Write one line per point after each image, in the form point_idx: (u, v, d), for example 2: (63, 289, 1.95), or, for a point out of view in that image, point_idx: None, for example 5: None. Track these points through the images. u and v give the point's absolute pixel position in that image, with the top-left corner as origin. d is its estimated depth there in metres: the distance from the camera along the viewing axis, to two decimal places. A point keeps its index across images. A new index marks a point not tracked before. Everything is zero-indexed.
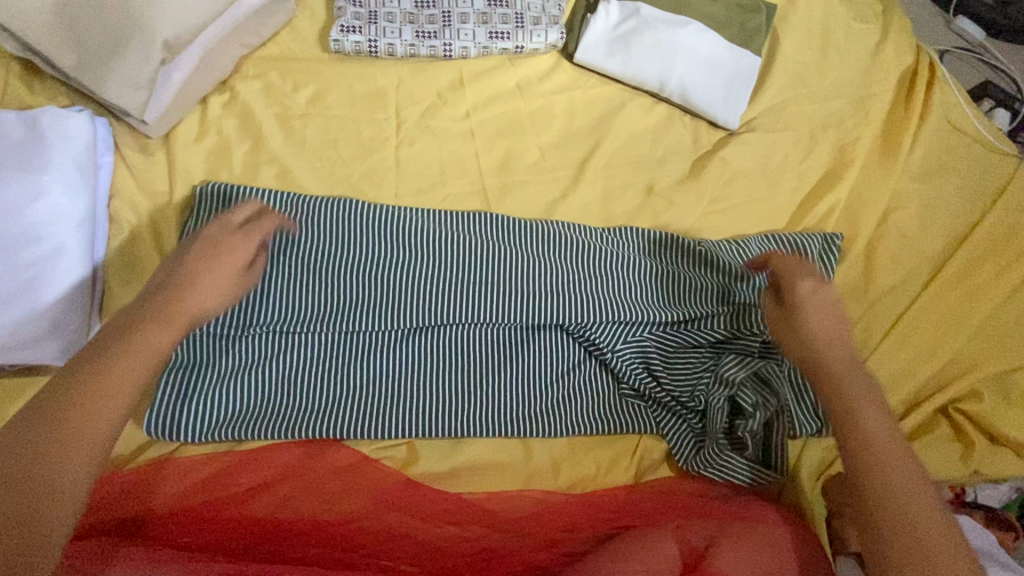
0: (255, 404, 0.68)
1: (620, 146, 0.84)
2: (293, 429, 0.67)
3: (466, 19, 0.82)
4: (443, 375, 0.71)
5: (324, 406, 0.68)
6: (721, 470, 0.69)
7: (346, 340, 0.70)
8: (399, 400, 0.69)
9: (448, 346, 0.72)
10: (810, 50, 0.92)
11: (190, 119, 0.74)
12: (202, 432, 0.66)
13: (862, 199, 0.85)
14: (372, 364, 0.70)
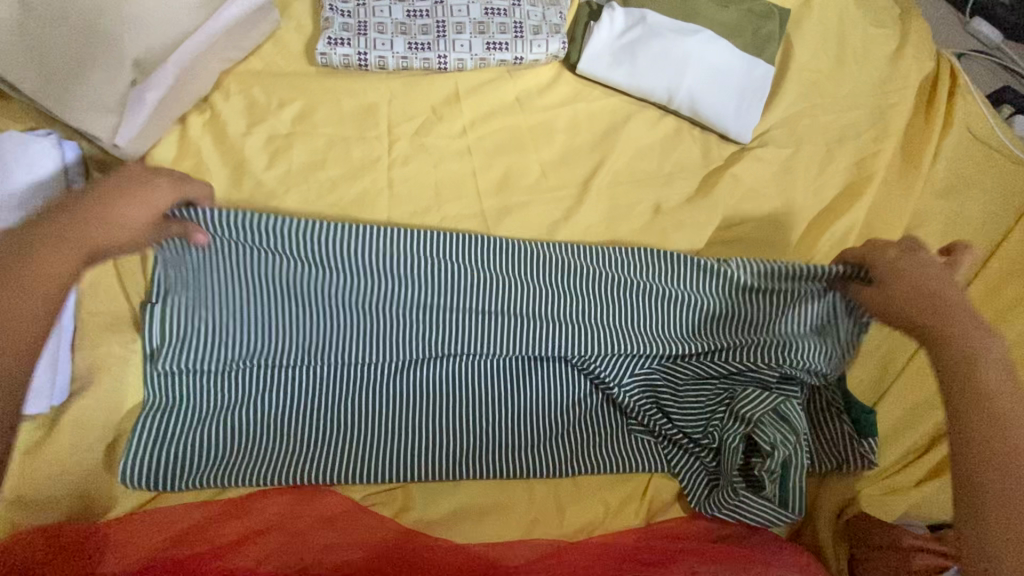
0: (236, 446, 0.63)
1: (626, 162, 0.79)
2: (276, 475, 0.63)
3: (462, 29, 0.77)
4: (439, 411, 0.67)
5: (312, 447, 0.64)
6: (741, 511, 0.65)
7: (336, 375, 0.67)
8: (392, 439, 0.65)
9: (444, 381, 0.68)
10: (825, 57, 0.87)
11: (167, 140, 0.70)
12: (178, 483, 0.62)
13: (882, 216, 0.81)
14: (363, 403, 0.66)
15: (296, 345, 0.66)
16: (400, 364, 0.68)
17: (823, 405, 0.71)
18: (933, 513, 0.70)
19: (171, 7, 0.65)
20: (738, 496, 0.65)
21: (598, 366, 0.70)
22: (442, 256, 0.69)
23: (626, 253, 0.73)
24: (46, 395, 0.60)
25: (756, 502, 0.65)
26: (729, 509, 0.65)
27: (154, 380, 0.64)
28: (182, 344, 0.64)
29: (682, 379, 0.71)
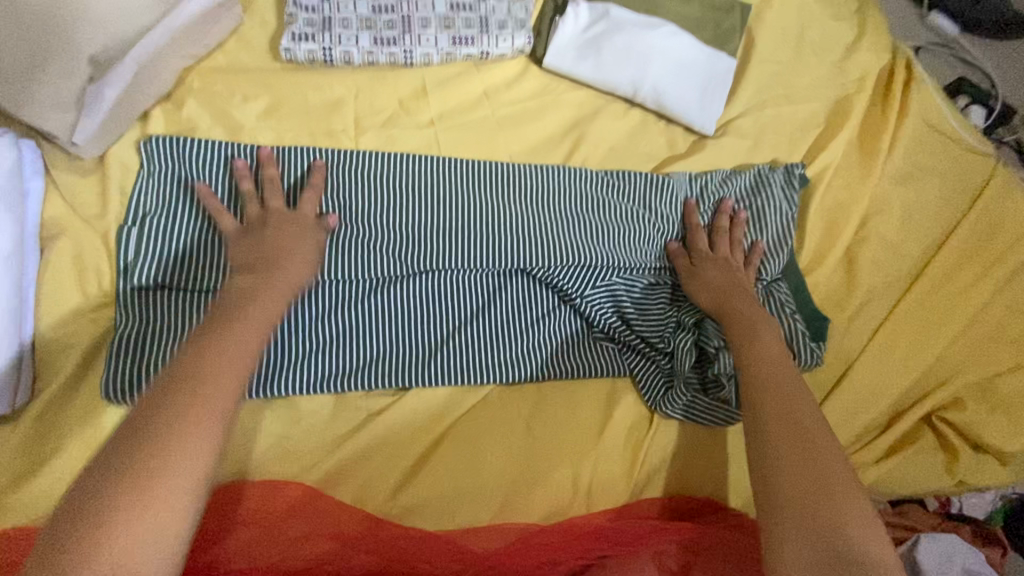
0: None
1: (592, 154, 0.81)
2: (249, 385, 0.64)
3: (428, 24, 0.78)
4: (414, 316, 0.69)
5: (292, 361, 0.66)
6: (692, 412, 0.71)
7: (311, 292, 0.68)
8: (371, 350, 0.68)
9: (419, 294, 0.70)
10: (786, 50, 0.90)
11: (129, 136, 0.69)
12: None
13: (841, 204, 0.83)
14: (331, 320, 0.67)
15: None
16: (375, 279, 0.69)
17: (774, 302, 0.76)
18: (890, 488, 0.73)
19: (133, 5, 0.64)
20: (689, 395, 0.71)
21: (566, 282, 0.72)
22: (404, 179, 0.73)
23: (576, 175, 0.78)
24: (8, 397, 0.59)
25: (706, 402, 0.71)
26: (683, 410, 0.71)
27: (126, 297, 0.64)
28: (160, 259, 0.65)
29: (637, 257, 0.76)
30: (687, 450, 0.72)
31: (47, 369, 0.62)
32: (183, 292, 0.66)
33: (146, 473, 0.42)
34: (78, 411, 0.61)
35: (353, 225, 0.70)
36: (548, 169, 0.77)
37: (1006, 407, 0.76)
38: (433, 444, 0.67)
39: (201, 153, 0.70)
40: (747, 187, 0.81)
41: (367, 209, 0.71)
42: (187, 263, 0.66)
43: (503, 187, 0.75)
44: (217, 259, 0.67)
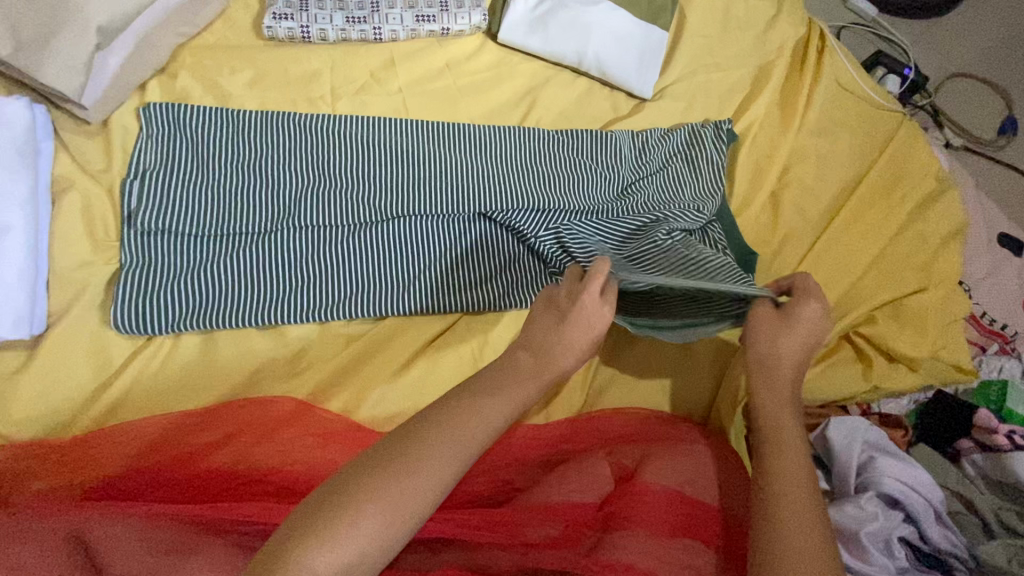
0: (199, 299, 0.72)
1: (544, 116, 0.91)
2: (239, 315, 0.73)
3: (393, 4, 0.88)
4: (387, 255, 0.78)
5: (279, 295, 0.74)
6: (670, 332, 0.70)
7: (296, 236, 0.76)
8: (350, 285, 0.76)
9: (389, 236, 0.78)
10: (713, 25, 1.02)
11: (130, 104, 0.78)
12: (155, 327, 0.70)
13: (765, 155, 0.94)
14: (309, 259, 0.76)
15: (262, 213, 0.77)
16: (351, 223, 0.78)
17: (712, 236, 0.83)
18: (815, 395, 0.83)
19: None
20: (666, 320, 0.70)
21: (523, 222, 0.79)
22: (372, 139, 0.82)
23: (526, 134, 0.87)
24: (27, 323, 0.67)
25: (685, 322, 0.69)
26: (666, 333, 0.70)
27: (130, 240, 0.72)
28: (160, 207, 0.74)
29: (587, 203, 0.84)
30: (637, 365, 0.81)
31: (61, 303, 0.70)
32: (178, 237, 0.74)
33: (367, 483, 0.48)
34: (94, 340, 0.70)
35: (327, 179, 0.79)
36: (501, 130, 0.87)
37: (915, 321, 0.87)
38: (410, 364, 0.75)
39: (197, 119, 0.79)
40: (682, 143, 0.91)
41: (345, 167, 0.80)
42: (180, 212, 0.74)
43: (466, 146, 0.85)
44: (211, 207, 0.75)
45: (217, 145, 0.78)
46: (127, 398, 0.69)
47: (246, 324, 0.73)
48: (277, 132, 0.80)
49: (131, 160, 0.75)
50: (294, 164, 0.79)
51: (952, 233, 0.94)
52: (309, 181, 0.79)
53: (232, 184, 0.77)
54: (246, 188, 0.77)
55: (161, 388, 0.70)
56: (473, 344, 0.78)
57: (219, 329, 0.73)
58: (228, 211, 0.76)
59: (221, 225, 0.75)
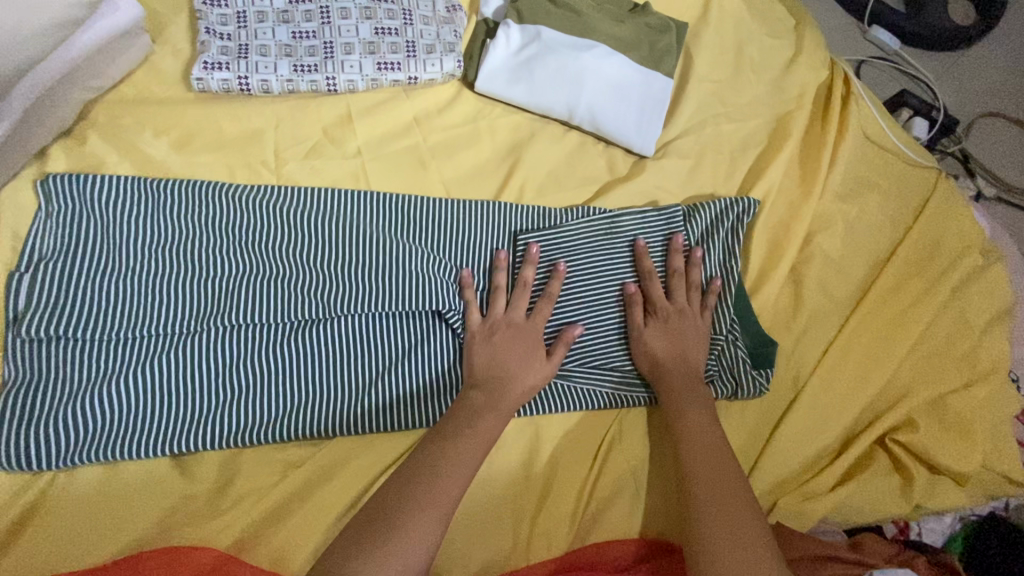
0: (87, 423, 0.58)
1: (530, 180, 0.78)
2: (138, 444, 0.59)
3: (351, 50, 0.75)
4: (338, 362, 0.64)
5: (190, 416, 0.61)
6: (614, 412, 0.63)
7: (215, 340, 0.63)
8: (289, 400, 0.63)
9: (327, 340, 0.65)
10: (723, 68, 0.89)
11: (26, 175, 0.65)
12: (34, 462, 0.57)
13: (783, 222, 0.82)
14: (228, 368, 0.62)
15: (175, 311, 0.63)
16: (282, 324, 0.64)
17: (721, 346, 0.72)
18: (847, 516, 0.71)
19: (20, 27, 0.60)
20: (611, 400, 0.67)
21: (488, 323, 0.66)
22: (313, 217, 0.69)
23: (498, 208, 0.74)
24: None
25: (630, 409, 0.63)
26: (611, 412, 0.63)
27: (14, 350, 0.59)
28: (52, 305, 0.60)
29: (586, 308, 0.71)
30: (637, 485, 0.68)
31: None
32: (67, 344, 0.60)
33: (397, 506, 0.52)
34: None
35: (255, 268, 0.66)
36: (468, 202, 0.74)
37: (961, 424, 0.74)
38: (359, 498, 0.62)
39: (108, 193, 0.65)
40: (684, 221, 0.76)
41: (291, 251, 0.67)
42: (70, 311, 0.60)
43: (438, 225, 0.72)
44: (118, 305, 0.62)
45: (130, 225, 0.65)
46: (2, 553, 0.55)
47: (148, 455, 0.59)
48: (197, 207, 0.67)
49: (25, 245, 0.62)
50: (216, 249, 0.65)
51: (998, 314, 0.81)
52: (235, 271, 0.65)
53: (139, 275, 0.63)
54: (156, 279, 0.63)
55: (44, 540, 0.56)
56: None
57: (125, 459, 0.60)
58: (131, 309, 0.62)
59: (129, 327, 0.61)
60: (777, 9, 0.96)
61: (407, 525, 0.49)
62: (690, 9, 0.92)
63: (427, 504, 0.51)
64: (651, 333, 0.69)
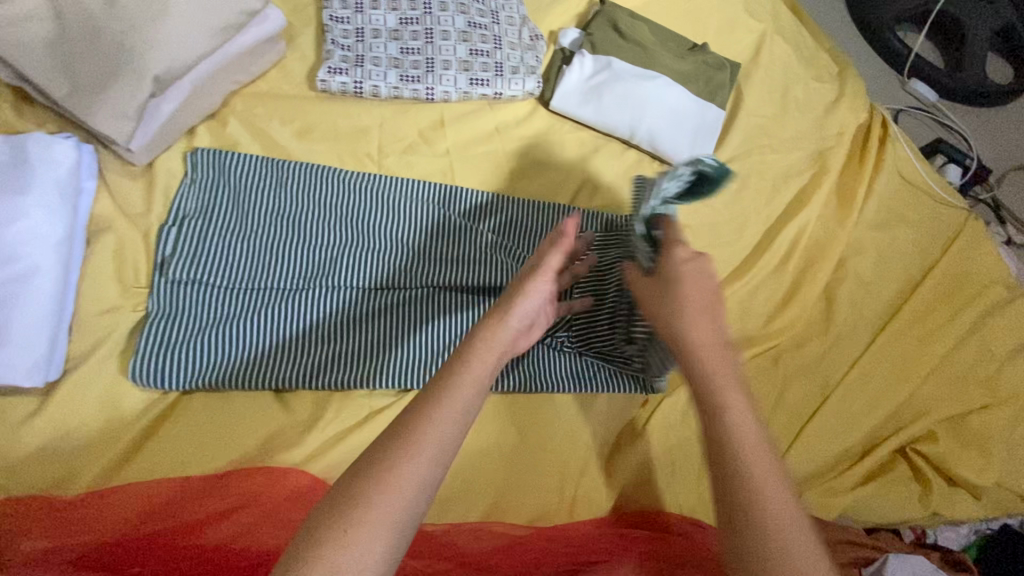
0: (211, 355, 0.69)
1: (592, 189, 0.89)
2: (249, 378, 0.69)
3: (448, 66, 0.87)
4: (420, 325, 0.74)
5: (294, 360, 0.71)
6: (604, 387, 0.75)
7: (319, 297, 0.73)
8: (376, 353, 0.72)
9: (412, 307, 0.75)
10: (771, 104, 0.99)
11: (177, 148, 0.77)
12: (166, 382, 0.68)
13: (819, 245, 0.90)
14: (328, 322, 0.72)
15: (288, 271, 0.74)
16: (376, 290, 0.75)
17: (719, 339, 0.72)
18: (867, 515, 0.76)
19: (196, 24, 0.71)
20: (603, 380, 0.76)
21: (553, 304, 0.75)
22: (407, 204, 0.80)
23: (562, 211, 0.84)
24: (43, 370, 0.64)
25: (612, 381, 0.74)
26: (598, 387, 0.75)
27: (158, 288, 0.70)
28: (191, 254, 0.72)
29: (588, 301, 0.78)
30: (672, 464, 0.75)
31: (84, 348, 0.68)
32: (201, 288, 0.71)
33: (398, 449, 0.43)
34: (109, 391, 0.68)
35: (356, 242, 0.77)
36: (539, 203, 0.84)
37: (979, 442, 0.80)
38: None
39: (244, 168, 0.77)
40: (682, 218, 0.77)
41: (388, 229, 0.78)
42: (206, 261, 0.72)
43: (512, 218, 0.82)
44: (243, 260, 0.73)
45: (258, 196, 0.77)
46: (136, 455, 0.66)
47: (257, 388, 0.70)
48: (312, 186, 0.79)
49: (175, 204, 0.74)
50: (325, 222, 0.77)
51: (1022, 345, 0.86)
52: (339, 243, 0.76)
53: (261, 237, 0.75)
54: (275, 243, 0.75)
55: (169, 449, 0.67)
56: (499, 428, 0.73)
57: (237, 389, 0.70)
58: (254, 265, 0.73)
59: (251, 279, 0.73)
60: (822, 57, 1.06)
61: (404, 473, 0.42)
62: (743, 51, 1.02)
63: (413, 463, 0.42)
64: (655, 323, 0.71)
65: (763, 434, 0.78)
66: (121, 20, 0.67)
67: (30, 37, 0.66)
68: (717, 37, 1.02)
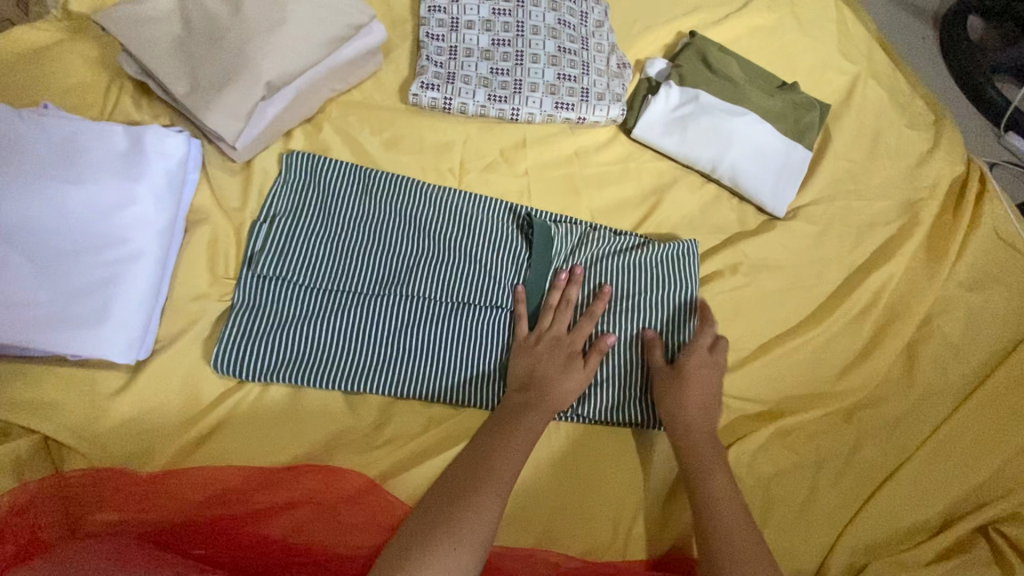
0: (285, 352, 0.71)
1: (668, 220, 0.88)
2: (318, 376, 0.71)
3: (536, 89, 0.88)
4: (486, 344, 0.75)
5: (360, 364, 0.72)
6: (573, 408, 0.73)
7: (388, 305, 0.74)
8: (435, 366, 0.73)
9: (476, 324, 0.75)
10: (860, 149, 0.96)
11: (274, 149, 0.81)
12: (243, 373, 0.70)
13: (904, 299, 0.86)
14: (395, 331, 0.74)
15: (362, 276, 0.75)
16: (442, 303, 0.75)
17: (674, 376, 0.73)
18: None
19: (308, 35, 0.75)
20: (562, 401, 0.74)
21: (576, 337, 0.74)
22: (481, 221, 0.81)
23: (608, 237, 0.82)
24: (136, 349, 0.67)
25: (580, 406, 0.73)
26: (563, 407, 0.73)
27: (246, 281, 0.73)
28: (279, 251, 0.75)
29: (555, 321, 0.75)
30: None
31: (172, 331, 0.72)
32: (282, 285, 0.74)
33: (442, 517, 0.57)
34: (191, 375, 0.70)
35: (428, 254, 0.78)
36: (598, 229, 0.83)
37: None
38: None
39: (335, 172, 0.80)
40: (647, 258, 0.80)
41: (465, 244, 0.79)
42: (289, 259, 0.75)
43: (574, 235, 0.81)
44: (326, 261, 0.75)
45: (346, 200, 0.79)
46: (207, 441, 0.68)
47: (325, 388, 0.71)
48: (392, 196, 0.80)
49: (267, 201, 0.77)
50: (400, 232, 0.78)
51: None
52: (412, 255, 0.77)
53: (341, 241, 0.77)
54: (353, 248, 0.77)
55: (239, 438, 0.68)
56: (557, 454, 0.72)
57: (305, 386, 0.72)
58: (332, 269, 0.75)
59: (332, 281, 0.75)
60: (916, 104, 1.02)
61: (442, 542, 0.55)
62: (833, 93, 1.00)
63: (450, 534, 0.56)
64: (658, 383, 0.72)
65: (830, 493, 0.75)
66: (244, 28, 0.72)
67: (161, 39, 0.71)
68: (806, 77, 1.00)
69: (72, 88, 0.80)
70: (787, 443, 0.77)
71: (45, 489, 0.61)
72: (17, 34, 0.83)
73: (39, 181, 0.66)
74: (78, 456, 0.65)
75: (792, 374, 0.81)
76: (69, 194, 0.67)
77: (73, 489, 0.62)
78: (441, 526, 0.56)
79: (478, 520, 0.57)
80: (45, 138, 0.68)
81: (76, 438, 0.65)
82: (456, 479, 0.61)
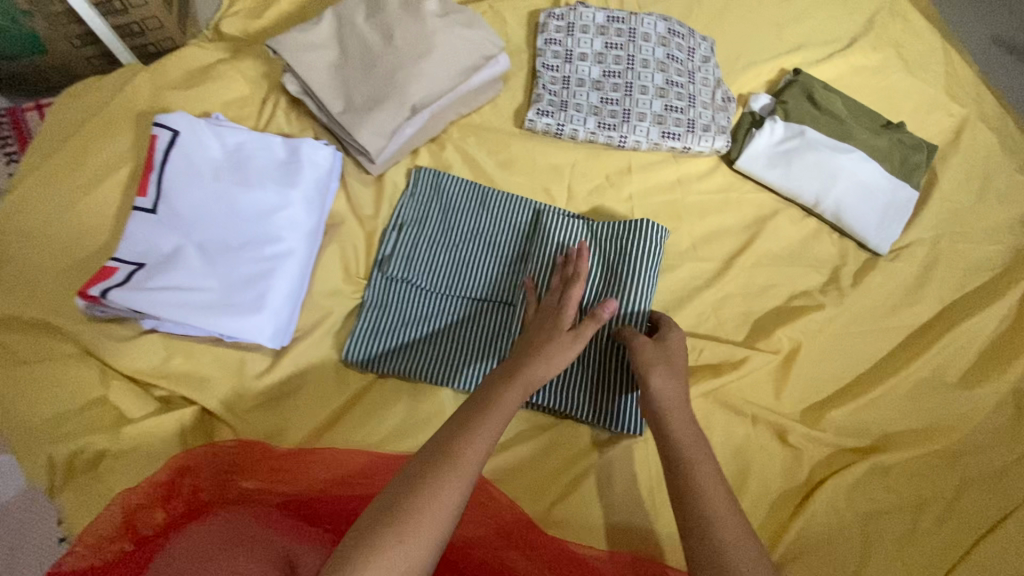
0: (405, 346, 0.77)
1: (767, 250, 0.90)
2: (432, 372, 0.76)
3: (643, 119, 0.93)
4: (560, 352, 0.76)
5: (467, 364, 0.77)
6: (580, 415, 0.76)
7: (492, 311, 0.79)
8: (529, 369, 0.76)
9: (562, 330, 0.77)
10: (967, 192, 0.95)
11: (402, 164, 0.89)
12: (369, 364, 0.76)
13: (1016, 346, 0.84)
14: (497, 335, 0.78)
15: (470, 282, 0.81)
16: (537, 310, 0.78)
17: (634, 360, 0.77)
18: None
19: (448, 63, 0.82)
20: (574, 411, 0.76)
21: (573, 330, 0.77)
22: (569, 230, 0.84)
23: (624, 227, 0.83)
24: (281, 337, 0.75)
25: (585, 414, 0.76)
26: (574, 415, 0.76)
27: (375, 281, 0.80)
28: (405, 257, 0.82)
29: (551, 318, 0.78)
30: (829, 547, 0.72)
31: (310, 321, 0.79)
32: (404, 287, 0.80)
33: (404, 498, 0.48)
34: (322, 364, 0.78)
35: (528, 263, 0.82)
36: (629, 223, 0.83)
37: None
38: (590, 474, 0.74)
39: (457, 187, 0.87)
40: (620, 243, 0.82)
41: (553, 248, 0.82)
42: (408, 264, 0.81)
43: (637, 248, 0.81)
44: (444, 267, 0.82)
45: (465, 214, 0.85)
46: (334, 426, 0.75)
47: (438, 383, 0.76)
48: (501, 209, 0.86)
49: (395, 211, 0.85)
50: (506, 243, 0.84)
51: None
52: (515, 263, 0.83)
53: (453, 250, 0.83)
54: (464, 257, 0.83)
55: (362, 425, 0.74)
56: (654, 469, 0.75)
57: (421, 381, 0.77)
58: (444, 274, 0.81)
59: (450, 285, 0.81)
60: None
61: (401, 522, 0.47)
62: (939, 134, 1.00)
63: (412, 519, 0.47)
64: (659, 375, 0.66)
65: (933, 538, 0.74)
66: (394, 57, 0.80)
67: (322, 63, 0.81)
68: (912, 118, 1.01)
69: (233, 102, 0.91)
70: (888, 481, 0.76)
71: (202, 454, 0.68)
72: (190, 51, 0.94)
73: (217, 184, 0.76)
74: (227, 428, 0.73)
75: (894, 413, 0.80)
76: (238, 196, 0.76)
77: (225, 454, 0.69)
78: (398, 514, 0.47)
79: (452, 504, 0.49)
80: (221, 148, 0.78)
81: (226, 411, 0.73)
82: (410, 472, 0.51)
